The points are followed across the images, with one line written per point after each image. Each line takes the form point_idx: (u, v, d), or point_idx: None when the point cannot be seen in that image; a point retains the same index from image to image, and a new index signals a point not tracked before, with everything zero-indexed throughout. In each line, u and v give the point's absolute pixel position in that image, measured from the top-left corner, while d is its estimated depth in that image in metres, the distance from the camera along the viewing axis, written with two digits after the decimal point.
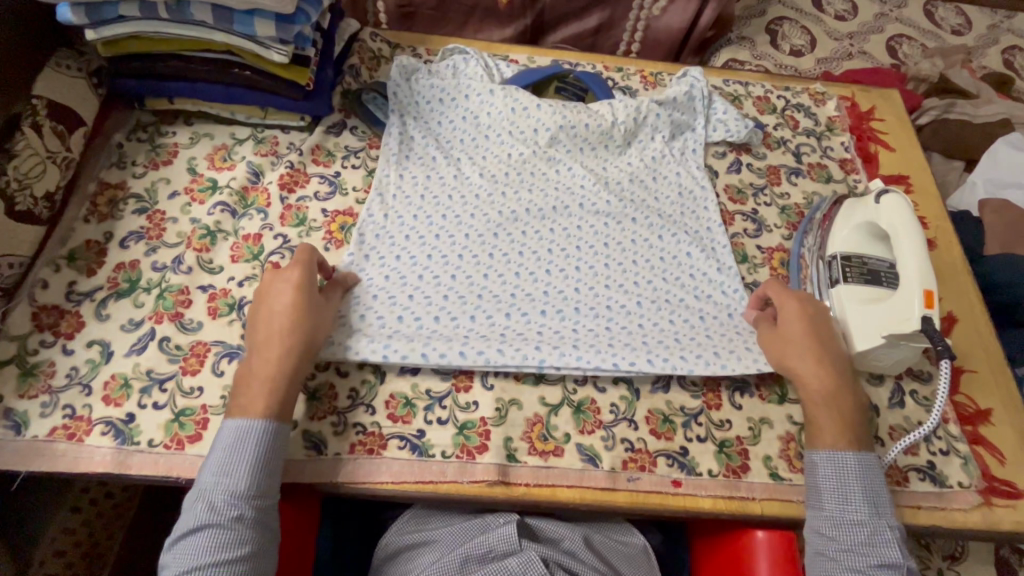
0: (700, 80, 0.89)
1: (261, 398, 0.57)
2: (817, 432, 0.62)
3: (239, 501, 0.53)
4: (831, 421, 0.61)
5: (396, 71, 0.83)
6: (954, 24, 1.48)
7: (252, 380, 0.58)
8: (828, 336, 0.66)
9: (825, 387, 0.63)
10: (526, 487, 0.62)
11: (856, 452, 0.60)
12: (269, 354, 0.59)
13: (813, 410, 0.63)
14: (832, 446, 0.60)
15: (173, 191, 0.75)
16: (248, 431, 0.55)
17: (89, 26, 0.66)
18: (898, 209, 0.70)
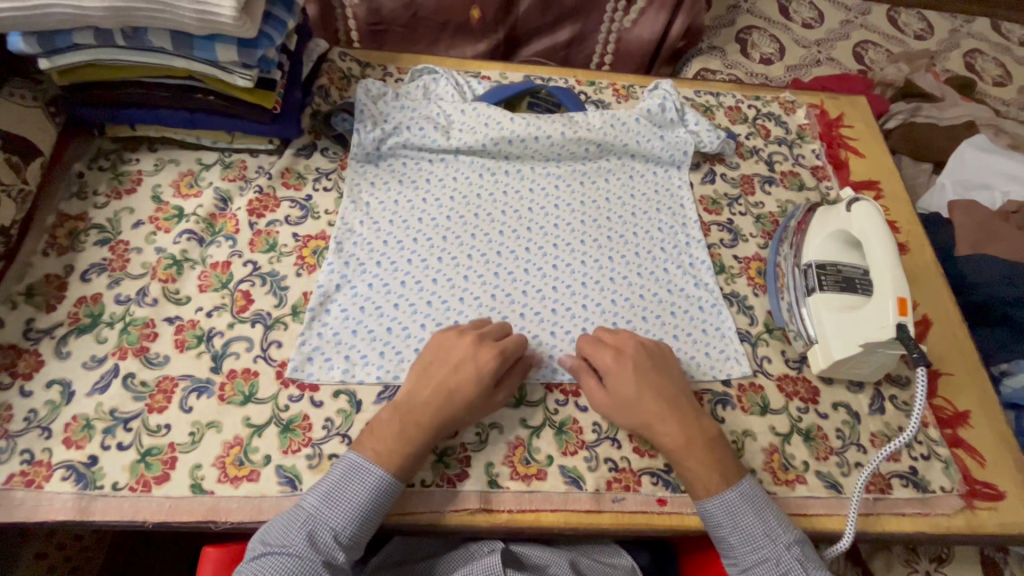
0: (671, 92, 0.89)
1: (396, 455, 0.57)
2: (693, 484, 0.60)
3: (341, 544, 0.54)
4: (698, 472, 0.60)
5: (362, 93, 0.81)
6: (917, 29, 1.51)
7: (385, 418, 0.59)
8: (665, 384, 0.63)
9: (683, 434, 0.61)
10: (510, 514, 0.61)
11: (733, 484, 0.59)
12: (407, 429, 0.58)
13: (683, 466, 0.60)
14: (715, 492, 0.59)
15: (137, 221, 0.73)
16: (370, 479, 0.56)
17: (43, 56, 0.65)
18: (867, 215, 0.71)
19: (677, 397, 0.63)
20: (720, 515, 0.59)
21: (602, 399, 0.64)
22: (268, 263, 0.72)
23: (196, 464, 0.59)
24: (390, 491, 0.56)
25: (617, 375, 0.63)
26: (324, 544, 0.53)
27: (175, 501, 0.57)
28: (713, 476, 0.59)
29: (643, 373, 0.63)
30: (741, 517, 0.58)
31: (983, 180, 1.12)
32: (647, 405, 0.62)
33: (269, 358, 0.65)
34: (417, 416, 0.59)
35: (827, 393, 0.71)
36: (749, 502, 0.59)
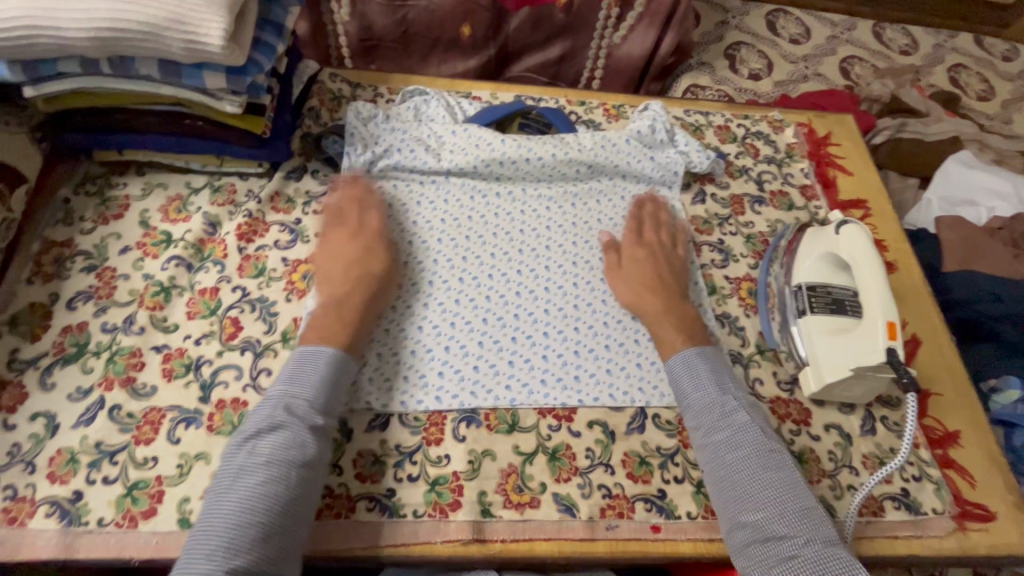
0: (661, 112, 0.90)
1: (341, 332, 0.63)
2: (664, 346, 0.69)
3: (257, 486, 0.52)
4: (671, 333, 0.69)
5: (352, 116, 0.81)
6: (902, 45, 1.54)
7: (318, 315, 0.65)
8: (671, 270, 0.76)
9: (664, 306, 0.71)
10: (503, 543, 0.60)
11: (698, 348, 0.67)
12: (342, 317, 0.65)
13: (657, 325, 0.70)
14: (678, 350, 0.67)
15: (124, 247, 0.72)
16: (324, 356, 0.61)
17: (28, 84, 0.64)
18: (855, 236, 0.72)
19: (669, 283, 0.74)
20: (683, 368, 0.66)
21: (611, 271, 0.75)
22: (257, 289, 0.71)
23: (184, 497, 0.58)
24: (347, 362, 0.62)
25: (630, 244, 0.77)
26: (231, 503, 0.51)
27: (162, 537, 0.56)
28: (682, 339, 0.68)
29: (658, 254, 0.77)
30: (702, 372, 0.65)
31: (969, 196, 1.14)
32: (634, 284, 0.73)
33: (258, 387, 0.65)
34: (346, 299, 0.66)
35: (819, 414, 0.71)
36: (713, 366, 0.66)
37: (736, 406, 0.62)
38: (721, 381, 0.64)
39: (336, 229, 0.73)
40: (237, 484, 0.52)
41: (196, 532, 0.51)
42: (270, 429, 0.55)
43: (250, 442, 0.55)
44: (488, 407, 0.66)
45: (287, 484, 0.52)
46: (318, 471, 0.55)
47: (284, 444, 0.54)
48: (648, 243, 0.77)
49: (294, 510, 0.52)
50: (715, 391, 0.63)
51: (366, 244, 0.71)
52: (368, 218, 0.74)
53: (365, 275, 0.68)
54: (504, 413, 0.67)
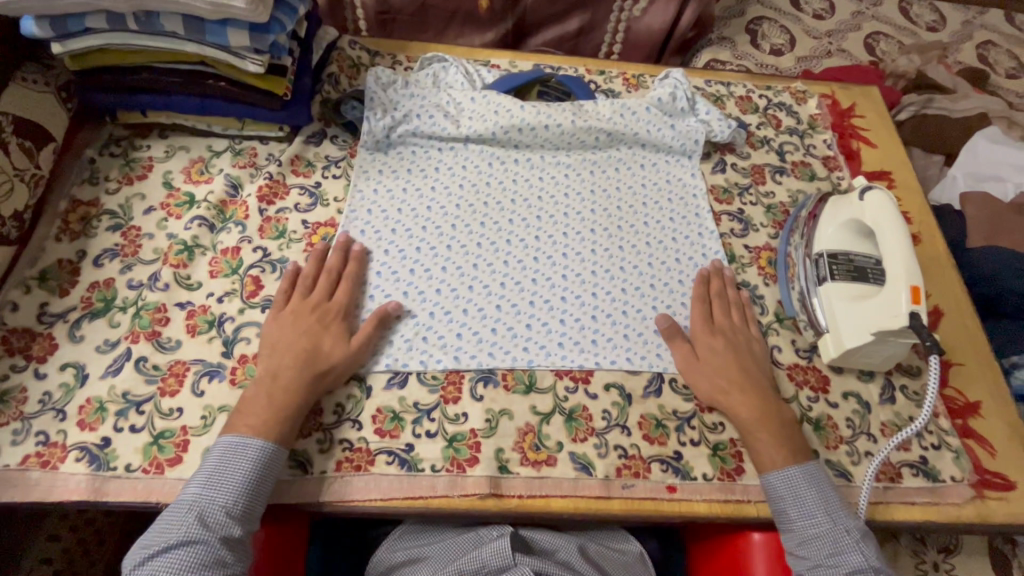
0: (682, 81, 0.88)
1: (265, 418, 0.57)
2: (760, 459, 0.63)
3: (219, 524, 0.52)
4: (772, 449, 0.62)
5: (372, 81, 0.81)
6: (929, 21, 1.50)
7: (252, 393, 0.59)
8: (756, 365, 0.68)
9: (756, 412, 0.64)
10: (519, 499, 0.61)
11: (798, 463, 0.61)
12: (270, 400, 0.59)
13: (753, 441, 0.63)
14: (779, 469, 0.61)
15: (148, 207, 0.73)
16: (246, 450, 0.55)
17: (56, 39, 0.67)
18: (880, 204, 0.70)
19: (753, 373, 0.67)
20: (781, 484, 0.60)
21: (684, 358, 0.68)
22: (277, 250, 0.72)
23: (208, 447, 0.59)
24: (274, 456, 0.57)
25: (700, 328, 0.70)
26: (213, 522, 0.52)
27: (188, 483, 0.57)
28: (782, 452, 0.62)
29: (742, 344, 0.69)
30: (801, 490, 0.60)
31: (996, 172, 1.11)
32: (714, 378, 0.66)
33: None
34: (282, 376, 0.60)
35: (838, 382, 0.71)
36: (813, 482, 0.60)
37: (850, 538, 0.57)
38: (828, 505, 0.59)
39: (306, 292, 0.67)
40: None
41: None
42: (182, 543, 0.51)
43: (164, 553, 0.51)
44: (506, 368, 0.67)
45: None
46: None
47: (194, 564, 0.50)
48: (722, 323, 0.71)
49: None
50: (819, 515, 0.58)
51: (329, 315, 0.65)
52: (342, 285, 0.68)
53: (317, 349, 0.62)
54: (522, 374, 0.67)
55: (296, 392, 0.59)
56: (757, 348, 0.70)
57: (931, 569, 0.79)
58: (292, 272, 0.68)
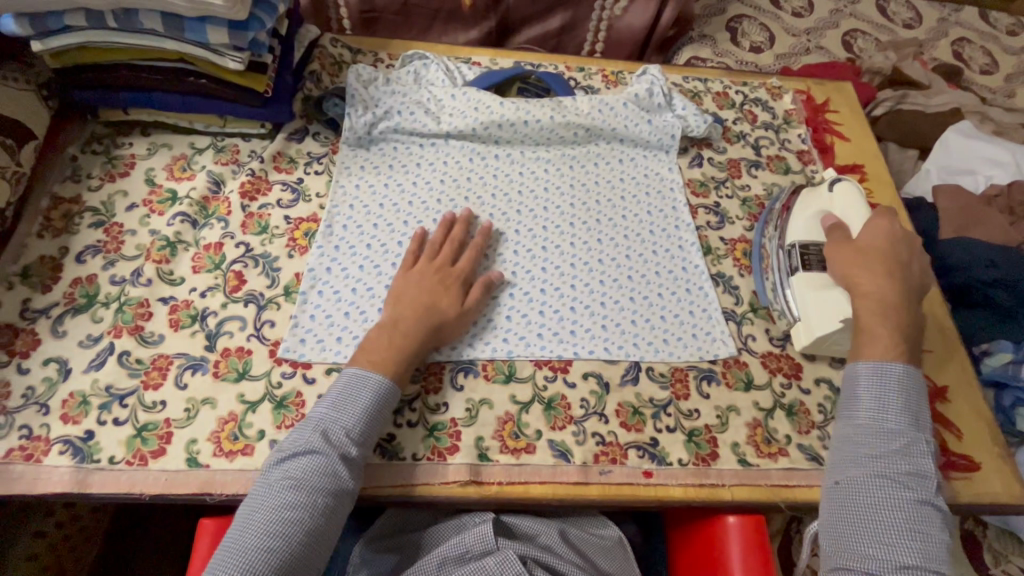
0: (659, 77, 0.90)
1: (390, 361, 0.61)
2: (864, 348, 0.64)
3: (349, 442, 0.57)
4: (882, 337, 0.64)
5: (352, 78, 0.82)
6: (906, 18, 1.53)
7: (373, 336, 0.63)
8: (907, 261, 0.69)
9: (885, 302, 0.65)
10: (499, 486, 0.62)
11: (903, 361, 0.63)
12: (394, 344, 0.62)
13: (864, 333, 0.65)
14: (878, 359, 0.63)
15: (130, 204, 0.73)
16: (372, 380, 0.59)
17: (36, 38, 0.68)
18: (845, 196, 0.76)
19: (908, 285, 0.68)
20: (869, 374, 0.62)
21: (842, 249, 0.71)
22: (260, 245, 0.73)
23: (191, 439, 0.60)
24: (392, 390, 0.60)
25: (879, 236, 0.70)
26: (335, 440, 0.56)
27: (171, 475, 0.58)
28: (890, 348, 0.63)
29: (898, 246, 0.70)
30: (890, 385, 0.61)
31: (968, 166, 1.14)
32: (869, 266, 0.68)
33: (262, 337, 0.66)
34: (402, 323, 0.64)
35: (810, 369, 0.73)
36: (907, 386, 0.62)
37: (924, 449, 0.59)
38: (914, 412, 0.61)
39: (431, 257, 0.70)
40: (268, 503, 0.53)
41: (233, 527, 0.53)
42: (307, 452, 0.55)
43: (287, 460, 0.55)
44: (486, 358, 0.68)
45: (314, 513, 0.53)
46: (345, 501, 0.55)
47: (319, 472, 0.54)
48: (901, 228, 0.71)
49: (320, 536, 0.53)
50: (901, 413, 0.60)
51: (451, 278, 0.68)
52: (464, 253, 0.71)
53: (438, 306, 0.65)
54: (501, 364, 0.68)
55: (410, 338, 0.63)
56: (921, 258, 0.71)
57: None
58: (418, 237, 0.71)
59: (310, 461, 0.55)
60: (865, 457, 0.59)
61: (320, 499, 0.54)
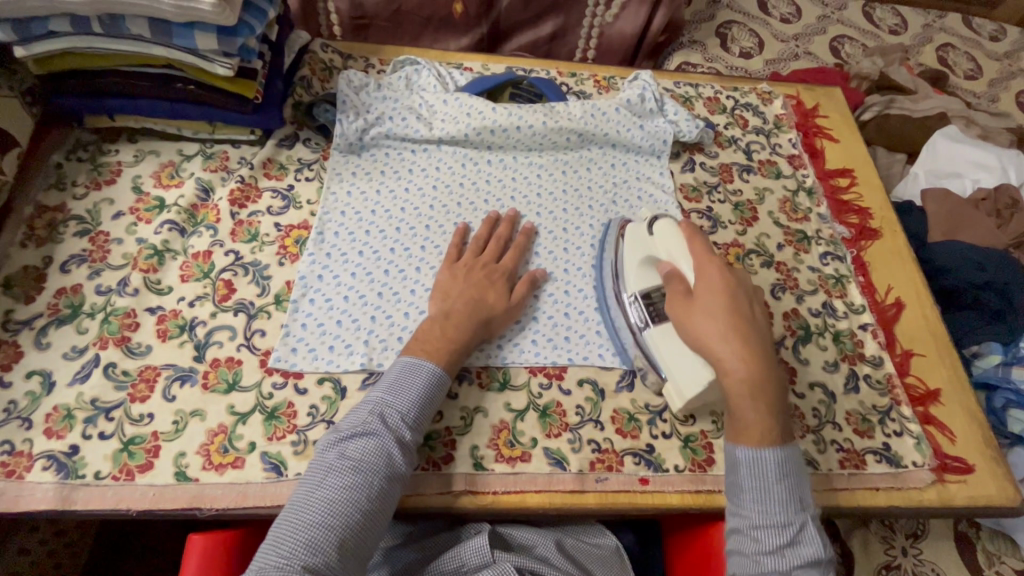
0: (650, 83, 0.90)
1: (444, 350, 0.62)
2: (742, 431, 0.56)
3: (404, 426, 0.57)
4: (754, 417, 0.56)
5: (344, 84, 0.81)
6: (891, 24, 1.54)
7: (426, 328, 0.64)
8: (758, 326, 0.60)
9: (748, 372, 0.57)
10: (494, 495, 0.62)
11: (781, 446, 0.55)
12: (448, 337, 0.63)
13: (736, 405, 0.57)
14: (756, 444, 0.55)
15: (117, 212, 0.72)
16: (423, 370, 0.60)
17: (19, 44, 0.66)
18: (671, 236, 0.69)
19: (761, 337, 0.60)
20: (749, 464, 0.55)
21: (680, 308, 0.63)
22: (250, 253, 0.71)
23: (180, 452, 0.59)
24: (442, 381, 0.61)
25: (716, 280, 0.63)
26: (392, 424, 0.56)
27: (159, 489, 0.57)
28: (768, 427, 0.56)
29: (739, 294, 0.62)
30: (768, 475, 0.55)
31: (955, 170, 1.15)
32: (716, 325, 0.59)
33: (252, 347, 0.65)
34: (454, 314, 0.64)
35: (806, 373, 0.73)
36: (786, 468, 0.55)
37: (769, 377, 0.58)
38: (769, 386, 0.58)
39: (476, 254, 0.71)
40: (327, 481, 0.52)
41: (286, 509, 0.51)
42: (363, 433, 0.55)
43: (342, 443, 0.55)
44: (481, 365, 0.67)
45: (371, 493, 0.52)
46: (397, 486, 0.55)
47: (377, 454, 0.54)
48: (730, 268, 0.64)
49: (375, 522, 0.52)
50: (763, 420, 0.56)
51: (496, 274, 0.69)
52: (508, 253, 0.72)
53: (484, 301, 0.66)
54: (496, 372, 0.68)
55: (459, 334, 0.63)
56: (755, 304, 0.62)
57: (899, 553, 0.82)
58: (461, 231, 0.73)
59: (369, 442, 0.54)
60: (755, 552, 0.53)
61: (377, 483, 0.53)
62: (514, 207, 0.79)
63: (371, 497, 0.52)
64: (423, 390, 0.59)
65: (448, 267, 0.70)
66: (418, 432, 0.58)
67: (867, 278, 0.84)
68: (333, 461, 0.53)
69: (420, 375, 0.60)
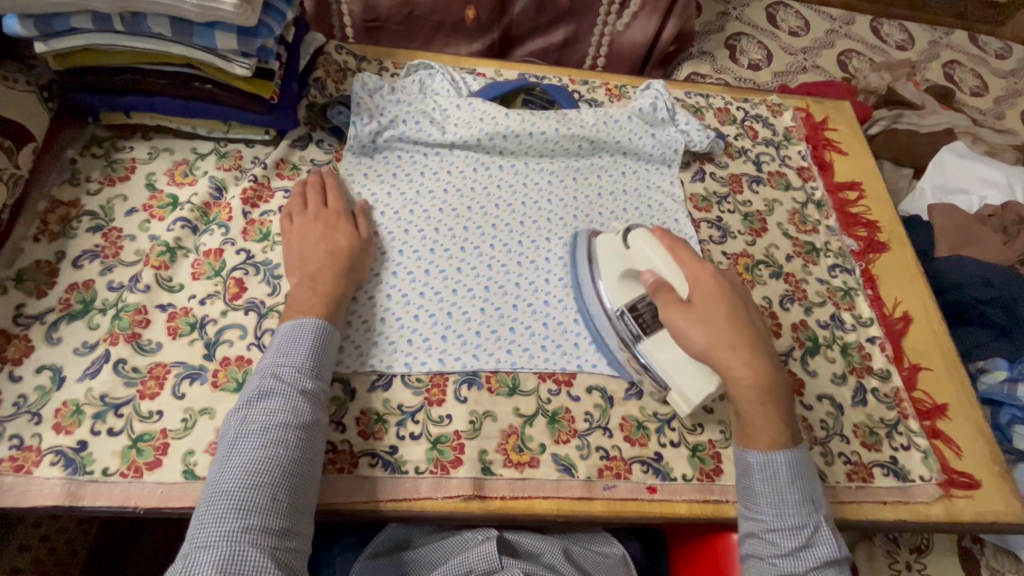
0: (662, 92, 0.91)
1: (318, 305, 0.62)
2: (750, 436, 0.59)
3: (305, 377, 0.57)
4: (763, 422, 0.58)
5: (359, 87, 0.82)
6: (898, 40, 1.56)
7: (296, 294, 0.64)
8: (749, 320, 0.62)
9: (758, 379, 0.59)
10: (502, 500, 0.62)
11: (790, 448, 0.58)
12: (315, 290, 0.64)
13: (745, 414, 0.59)
14: (766, 448, 0.58)
15: (130, 208, 0.72)
16: (309, 325, 0.60)
17: (39, 39, 0.67)
18: (648, 244, 0.67)
19: (755, 332, 0.62)
20: (761, 468, 0.58)
21: (675, 315, 0.61)
22: (261, 252, 0.72)
23: (189, 450, 0.59)
24: (330, 330, 0.61)
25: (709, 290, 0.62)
26: (290, 379, 0.56)
27: (167, 487, 0.57)
28: (773, 432, 0.58)
29: (734, 301, 0.62)
30: (781, 472, 0.57)
31: (962, 185, 1.15)
32: (717, 333, 0.60)
33: (263, 346, 0.65)
34: (318, 273, 0.65)
35: (814, 385, 0.73)
36: (797, 468, 0.58)
37: (816, 512, 0.57)
38: (810, 495, 0.58)
39: (305, 210, 0.71)
40: (237, 449, 0.52)
41: (205, 486, 0.51)
42: (262, 398, 0.55)
43: (246, 410, 0.55)
44: (489, 370, 0.67)
45: (288, 446, 0.53)
46: (315, 433, 0.55)
47: (283, 410, 0.54)
48: (719, 271, 0.64)
49: (302, 470, 0.53)
50: (798, 504, 0.57)
51: (335, 217, 0.70)
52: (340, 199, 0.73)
53: (338, 248, 0.67)
54: (505, 376, 0.67)
55: (329, 285, 0.64)
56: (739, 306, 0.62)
57: (904, 568, 0.82)
58: (286, 216, 0.71)
59: (273, 402, 0.55)
60: None
61: (291, 435, 0.53)
62: (525, 214, 0.79)
63: (287, 449, 0.52)
64: (315, 342, 0.59)
65: (292, 232, 0.69)
66: (323, 383, 0.58)
67: (875, 291, 0.84)
68: (241, 431, 0.53)
69: (306, 330, 0.60)
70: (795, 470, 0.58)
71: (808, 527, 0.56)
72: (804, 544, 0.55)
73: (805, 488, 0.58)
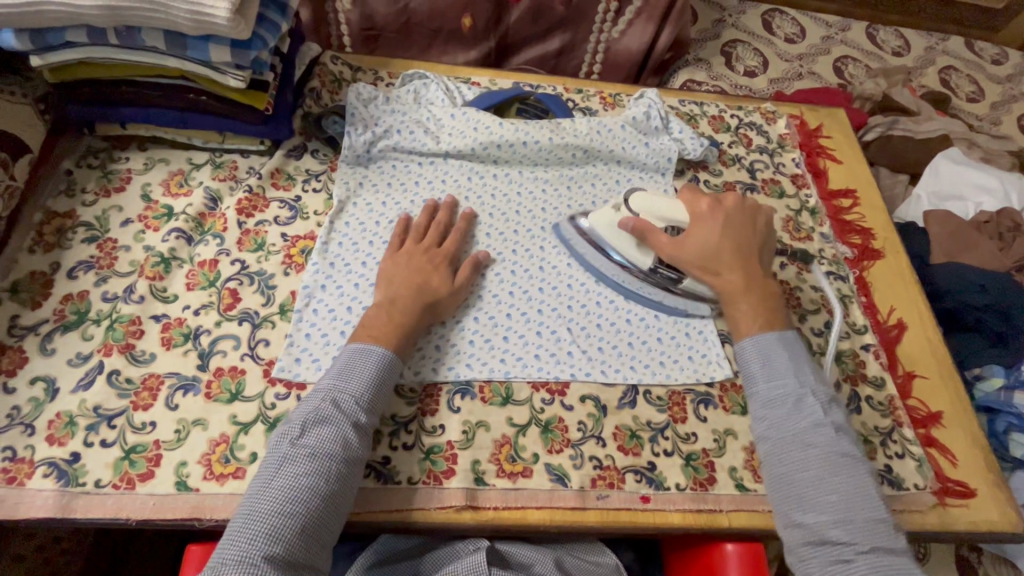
0: (656, 101, 0.91)
1: (388, 334, 0.62)
2: (739, 325, 0.67)
3: (358, 410, 0.57)
4: (748, 313, 0.66)
5: (352, 97, 0.82)
6: (894, 46, 1.56)
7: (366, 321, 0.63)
8: (746, 240, 0.70)
9: (743, 280, 0.68)
10: (495, 511, 0.62)
11: (777, 332, 0.65)
12: (395, 322, 0.63)
13: (733, 306, 0.67)
14: (752, 332, 0.65)
15: (125, 219, 0.73)
16: (375, 354, 0.60)
17: (35, 52, 0.68)
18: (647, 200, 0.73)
19: (751, 254, 0.70)
20: (755, 356, 0.64)
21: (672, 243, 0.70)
22: (255, 262, 0.72)
23: (181, 461, 0.59)
24: (395, 363, 0.61)
25: (703, 222, 0.71)
26: (344, 408, 0.56)
27: (159, 499, 0.57)
28: (761, 323, 0.66)
29: (735, 226, 0.70)
30: (772, 355, 0.63)
31: (957, 192, 1.16)
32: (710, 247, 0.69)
33: (256, 356, 0.65)
34: (397, 301, 0.65)
35: None
36: (786, 348, 0.64)
37: (807, 381, 0.61)
38: (799, 369, 0.62)
39: (417, 240, 0.72)
40: (282, 470, 0.52)
41: (245, 496, 0.52)
42: (317, 422, 0.55)
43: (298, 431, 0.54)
44: (482, 379, 0.67)
45: (328, 479, 0.52)
46: (355, 468, 0.55)
47: (331, 440, 0.54)
48: (717, 201, 0.72)
49: (335, 504, 0.53)
50: (787, 376, 0.61)
51: (439, 258, 0.70)
52: (447, 235, 0.73)
53: (423, 284, 0.67)
54: (498, 386, 0.67)
55: (400, 319, 0.63)
56: (746, 235, 0.70)
57: None
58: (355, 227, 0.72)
59: (324, 429, 0.54)
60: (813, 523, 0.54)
61: (332, 468, 0.53)
62: (518, 223, 0.80)
63: (326, 482, 0.52)
64: (376, 374, 0.59)
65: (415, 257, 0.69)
66: (374, 416, 0.58)
67: (869, 299, 0.84)
68: (289, 451, 0.53)
69: (371, 360, 0.60)
70: (794, 359, 0.63)
71: (795, 396, 0.60)
72: (797, 407, 0.60)
73: (794, 359, 0.63)
